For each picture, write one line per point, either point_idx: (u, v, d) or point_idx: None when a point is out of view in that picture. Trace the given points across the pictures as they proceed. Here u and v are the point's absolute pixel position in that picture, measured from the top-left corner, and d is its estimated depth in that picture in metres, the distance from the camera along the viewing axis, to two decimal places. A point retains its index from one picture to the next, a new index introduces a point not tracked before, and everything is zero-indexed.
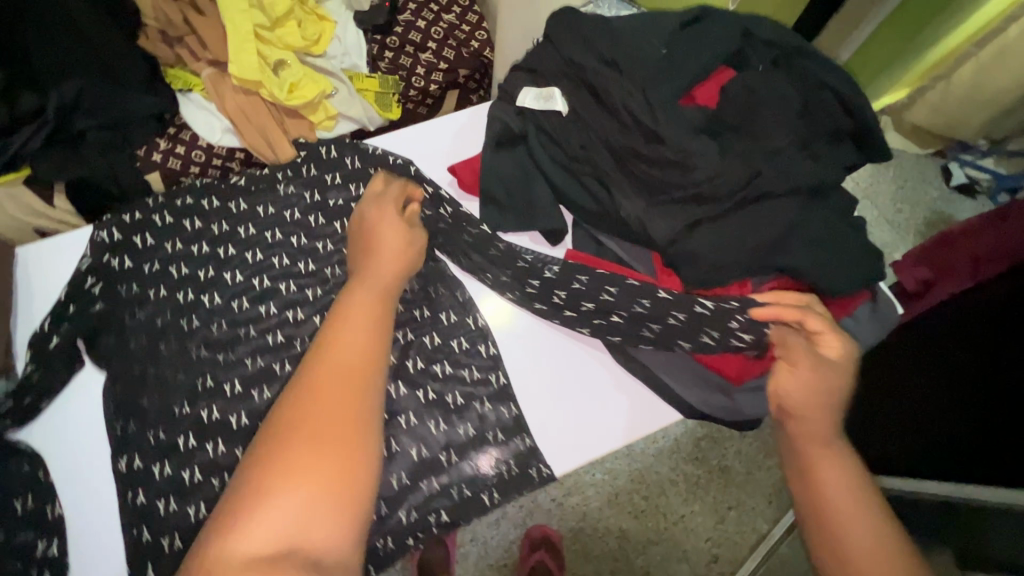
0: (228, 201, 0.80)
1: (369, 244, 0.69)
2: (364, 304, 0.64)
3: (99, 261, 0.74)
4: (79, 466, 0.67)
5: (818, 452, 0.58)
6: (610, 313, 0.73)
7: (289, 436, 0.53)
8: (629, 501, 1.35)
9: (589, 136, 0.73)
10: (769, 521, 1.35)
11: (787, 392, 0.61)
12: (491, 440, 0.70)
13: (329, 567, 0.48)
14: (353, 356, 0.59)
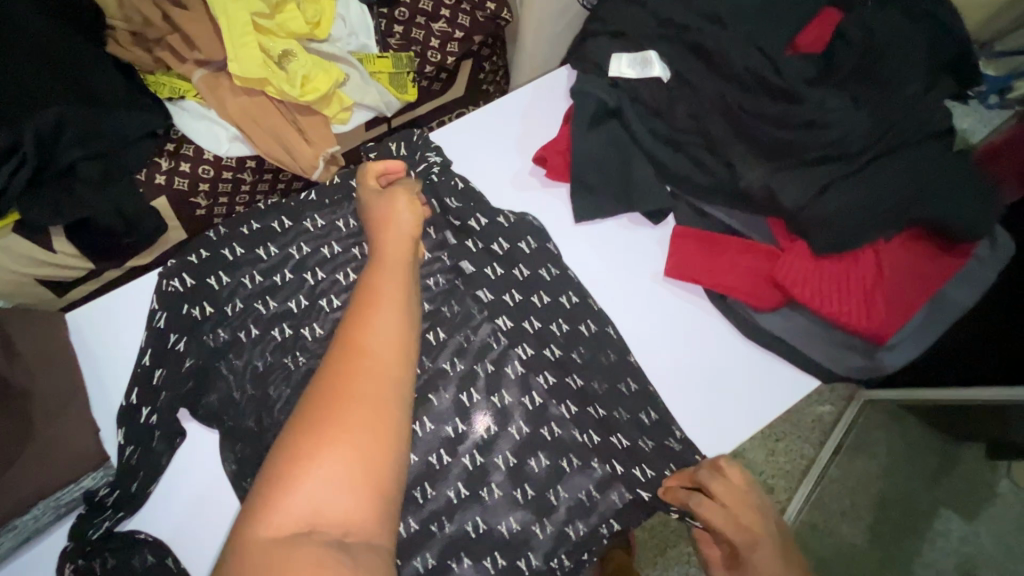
0: (300, 219, 0.72)
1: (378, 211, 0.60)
2: (389, 263, 0.55)
3: (178, 313, 0.66)
4: (207, 539, 0.61)
5: None
6: (725, 295, 0.72)
7: (323, 407, 0.45)
8: None
9: (698, 103, 0.68)
10: (816, 446, 1.18)
11: None
12: (644, 448, 0.65)
13: (358, 551, 0.41)
14: (386, 319, 0.49)
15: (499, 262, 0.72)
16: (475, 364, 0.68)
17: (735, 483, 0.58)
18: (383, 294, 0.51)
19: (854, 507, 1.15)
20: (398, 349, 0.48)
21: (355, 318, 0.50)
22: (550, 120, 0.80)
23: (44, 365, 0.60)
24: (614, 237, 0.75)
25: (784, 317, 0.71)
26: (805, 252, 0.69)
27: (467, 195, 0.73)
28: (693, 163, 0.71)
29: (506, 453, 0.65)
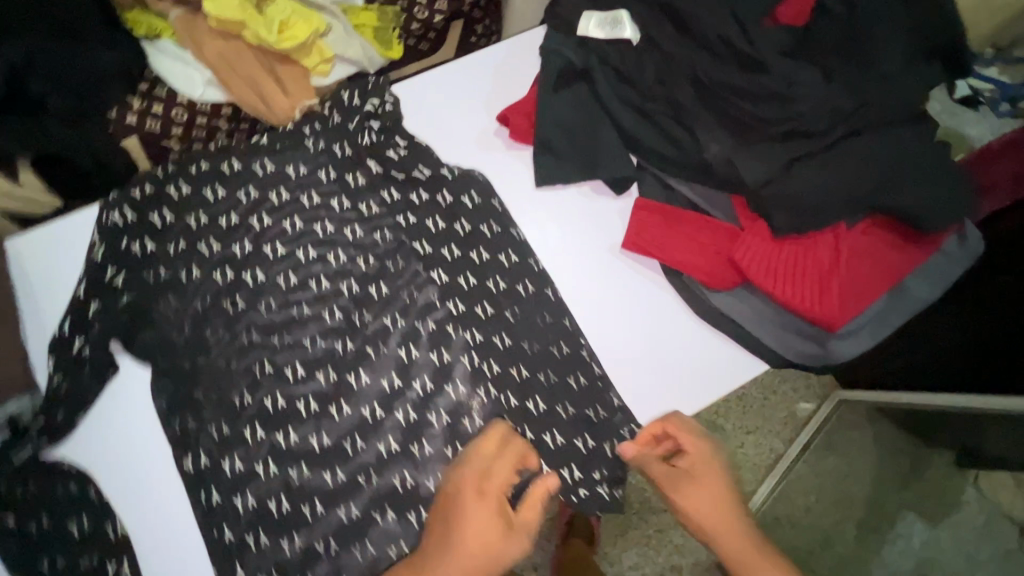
0: (250, 163, 0.70)
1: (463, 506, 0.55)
2: None
3: (116, 247, 0.64)
4: (130, 474, 0.60)
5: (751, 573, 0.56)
6: (680, 272, 0.71)
7: None
8: None
9: (668, 69, 0.65)
10: (787, 441, 1.15)
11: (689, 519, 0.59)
12: (560, 415, 0.66)
13: None
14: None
15: (440, 215, 0.70)
16: (417, 321, 0.67)
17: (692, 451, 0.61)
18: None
19: (817, 504, 1.13)
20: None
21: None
22: (519, 81, 0.77)
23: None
24: (575, 204, 0.73)
25: (739, 298, 0.70)
26: (762, 233, 0.67)
27: (415, 148, 0.71)
28: (658, 132, 0.68)
29: (440, 411, 0.65)
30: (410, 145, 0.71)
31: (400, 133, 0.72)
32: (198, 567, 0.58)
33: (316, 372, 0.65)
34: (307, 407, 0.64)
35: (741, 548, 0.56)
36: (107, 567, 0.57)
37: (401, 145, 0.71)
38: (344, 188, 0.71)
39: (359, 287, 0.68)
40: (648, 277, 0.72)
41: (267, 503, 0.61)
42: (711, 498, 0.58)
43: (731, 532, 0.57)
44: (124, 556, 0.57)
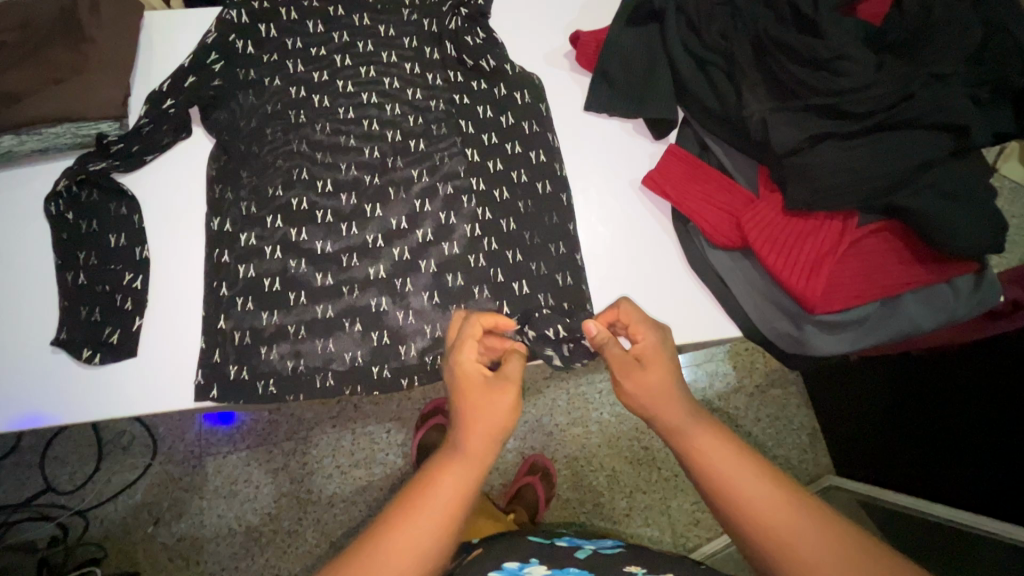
0: (351, 12, 0.80)
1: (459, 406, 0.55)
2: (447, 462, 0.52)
3: (224, 39, 0.75)
4: (169, 217, 0.70)
5: (691, 438, 0.54)
6: (687, 220, 0.74)
7: None
8: (628, 446, 1.28)
9: (733, 25, 0.70)
10: None
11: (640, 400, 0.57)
12: (536, 303, 0.71)
13: None
14: (428, 527, 0.49)
15: (492, 105, 0.77)
16: (439, 182, 0.74)
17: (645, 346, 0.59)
18: (446, 480, 0.51)
19: None
20: (440, 542, 0.49)
21: (422, 485, 0.52)
22: (603, 19, 0.83)
23: (112, 35, 0.72)
24: (614, 134, 0.79)
25: (733, 260, 0.72)
26: (774, 204, 0.70)
27: (490, 40, 0.78)
28: (707, 84, 0.72)
29: (432, 260, 0.71)
30: (489, 42, 0.78)
31: (480, 26, 0.79)
32: (194, 308, 0.68)
33: (342, 192, 0.73)
34: (324, 217, 0.72)
35: (680, 413, 0.55)
36: (126, 277, 0.67)
37: (475, 42, 0.78)
38: (420, 56, 0.79)
39: (401, 139, 0.76)
40: (658, 218, 0.76)
41: (263, 278, 0.69)
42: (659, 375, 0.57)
43: (669, 400, 0.55)
44: (141, 274, 0.68)
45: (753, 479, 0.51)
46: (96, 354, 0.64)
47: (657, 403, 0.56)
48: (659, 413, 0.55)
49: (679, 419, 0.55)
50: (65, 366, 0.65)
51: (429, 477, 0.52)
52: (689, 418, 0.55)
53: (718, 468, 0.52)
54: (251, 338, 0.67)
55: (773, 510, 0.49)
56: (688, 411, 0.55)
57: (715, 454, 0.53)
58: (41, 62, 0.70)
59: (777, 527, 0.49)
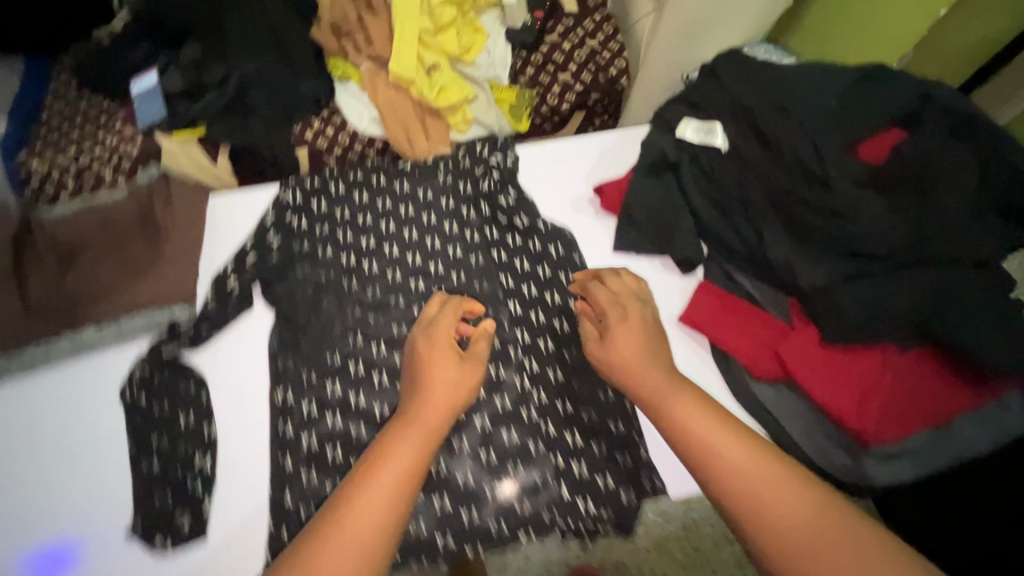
0: (392, 180, 0.89)
1: (425, 377, 0.67)
2: (417, 423, 0.63)
3: (281, 219, 0.83)
4: (234, 392, 0.74)
5: (713, 441, 0.59)
6: (727, 354, 0.76)
7: (334, 529, 0.55)
8: (679, 550, 1.23)
9: (746, 173, 0.75)
10: None
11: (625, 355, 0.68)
12: (592, 451, 0.72)
13: None
14: (404, 467, 0.59)
15: (528, 256, 0.83)
16: (486, 336, 0.78)
17: (630, 290, 0.75)
18: (417, 434, 0.62)
19: None
20: (410, 482, 0.59)
21: (396, 434, 0.62)
22: (619, 166, 0.91)
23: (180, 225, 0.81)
24: (644, 272, 0.83)
25: (780, 392, 0.73)
26: (809, 336, 0.73)
27: (522, 200, 0.86)
28: (730, 226, 0.77)
29: (485, 415, 0.74)
30: (521, 202, 0.86)
31: (511, 189, 0.87)
32: (261, 483, 0.70)
33: (395, 352, 0.77)
34: (379, 378, 0.76)
35: (689, 407, 0.62)
36: (196, 457, 0.70)
37: (507, 202, 0.86)
38: (457, 215, 0.86)
39: (447, 296, 0.81)
40: (699, 351, 0.78)
41: (325, 446, 0.71)
42: (629, 326, 0.70)
43: (663, 385, 0.65)
44: (209, 452, 0.70)
45: (779, 494, 0.55)
46: (169, 540, 0.66)
47: (631, 366, 0.67)
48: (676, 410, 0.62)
49: (658, 390, 0.65)
50: (137, 559, 0.66)
51: (396, 436, 0.62)
52: (714, 437, 0.59)
53: (755, 484, 0.55)
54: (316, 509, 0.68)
55: (805, 523, 0.53)
56: (709, 414, 0.62)
57: (706, 429, 0.60)
58: (120, 259, 0.77)
59: (807, 556, 0.51)
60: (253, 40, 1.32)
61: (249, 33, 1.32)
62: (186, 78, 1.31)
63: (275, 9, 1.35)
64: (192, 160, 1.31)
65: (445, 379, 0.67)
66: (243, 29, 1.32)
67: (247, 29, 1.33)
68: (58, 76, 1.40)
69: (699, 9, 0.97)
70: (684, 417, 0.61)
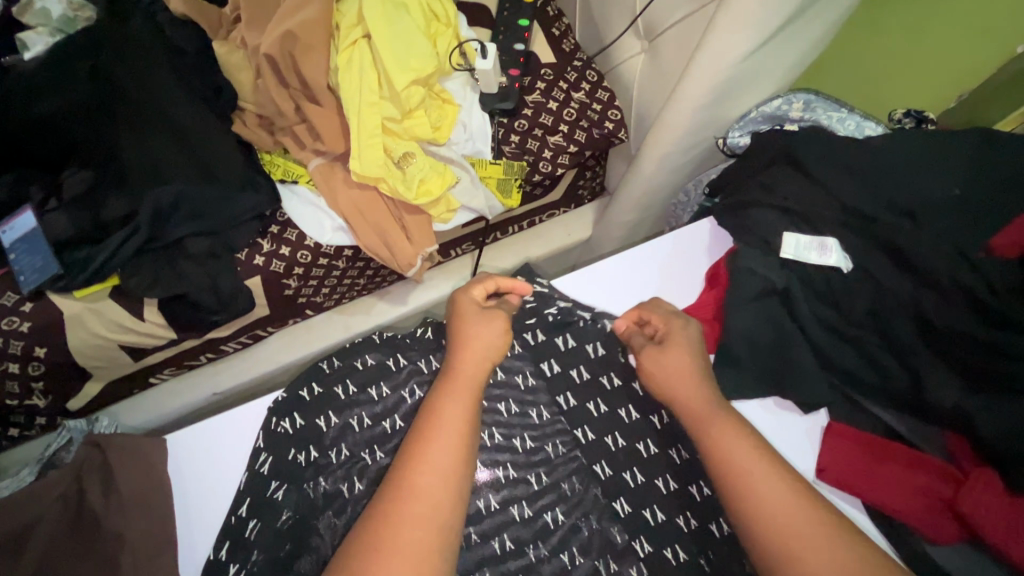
0: (415, 358, 0.68)
1: (458, 332, 0.63)
2: (456, 389, 0.59)
3: (284, 459, 0.61)
4: None
5: (717, 424, 0.57)
6: (890, 517, 0.62)
7: (379, 542, 0.49)
8: None
9: (880, 298, 0.62)
10: None
11: (660, 371, 0.62)
12: None
13: None
14: (455, 430, 0.55)
15: (622, 431, 0.67)
16: (595, 557, 0.61)
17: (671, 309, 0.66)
18: (460, 394, 0.58)
19: None
20: (461, 458, 0.54)
21: (434, 403, 0.58)
22: (690, 279, 0.74)
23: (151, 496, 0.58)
24: (758, 420, 0.67)
25: (972, 559, 0.59)
26: (993, 486, 0.57)
27: (607, 360, 0.70)
28: (863, 358, 0.63)
29: None
30: (605, 358, 0.70)
31: (589, 340, 0.71)
32: None
33: None
34: None
35: (697, 399, 0.59)
36: None
37: (597, 353, 0.71)
38: (514, 390, 0.69)
39: (531, 511, 0.63)
40: (855, 515, 0.64)
41: None
42: (686, 358, 0.62)
43: (698, 394, 0.60)
44: None
45: (771, 474, 0.53)
46: None
47: (669, 382, 0.61)
48: (681, 397, 0.60)
49: (693, 395, 0.60)
50: None
51: (436, 403, 0.58)
52: (706, 411, 0.58)
53: (743, 467, 0.54)
54: None
55: (794, 517, 0.51)
56: (710, 402, 0.59)
57: (731, 441, 0.56)
58: None
59: (800, 546, 0.49)
60: (155, 152, 1.01)
61: (150, 141, 1.01)
62: (74, 218, 0.98)
63: (179, 105, 1.04)
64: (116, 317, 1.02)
65: (479, 340, 0.62)
66: (142, 137, 1.01)
67: (146, 138, 1.01)
68: None
69: (737, 68, 0.79)
70: (695, 413, 0.59)
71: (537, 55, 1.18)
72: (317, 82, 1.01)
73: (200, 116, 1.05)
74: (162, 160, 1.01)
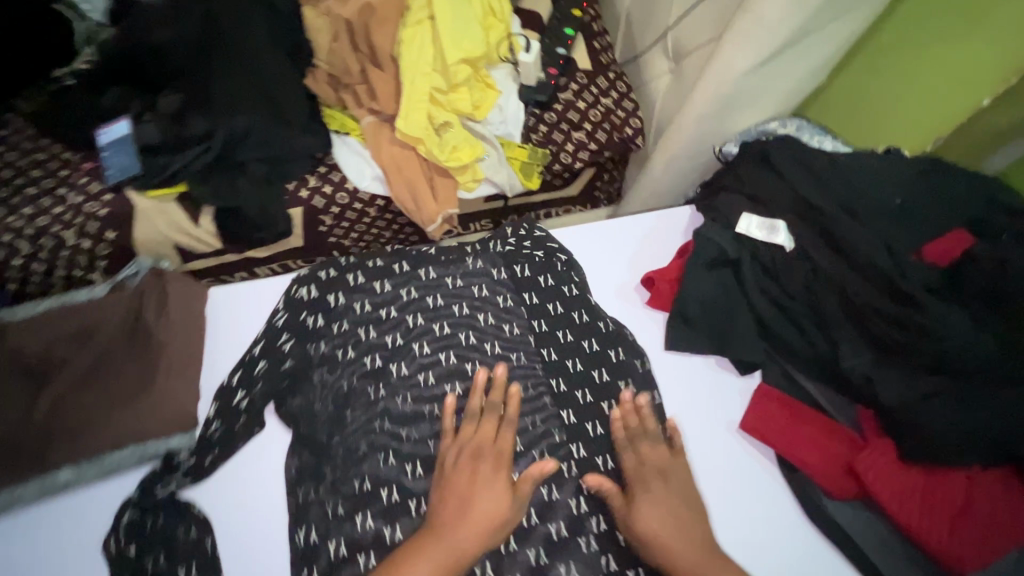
0: (417, 266, 0.81)
1: (488, 459, 0.66)
2: (463, 517, 0.62)
3: (295, 318, 0.74)
4: (245, 535, 0.63)
5: (708, 561, 0.62)
6: (797, 467, 0.71)
7: None
8: None
9: (815, 275, 0.73)
10: None
11: (650, 509, 0.65)
12: None
13: None
14: (445, 551, 0.59)
15: (581, 358, 0.76)
16: (533, 449, 0.71)
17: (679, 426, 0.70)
18: (467, 526, 0.61)
19: None
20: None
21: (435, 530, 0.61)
22: (663, 250, 0.86)
23: (185, 326, 0.70)
24: (698, 369, 0.78)
25: (858, 510, 0.69)
26: (888, 452, 0.67)
27: (578, 299, 0.80)
28: (794, 329, 0.73)
29: (540, 549, 0.65)
30: (580, 297, 0.80)
31: (566, 282, 0.81)
32: None
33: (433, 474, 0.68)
34: (417, 508, 0.66)
35: (695, 544, 0.63)
36: None
37: (571, 292, 0.80)
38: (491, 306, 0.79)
39: None
40: (771, 468, 0.72)
41: None
42: (684, 502, 0.66)
43: (690, 537, 0.63)
44: None
45: None
46: None
47: (664, 536, 0.63)
48: (676, 537, 0.63)
49: (691, 540, 0.63)
50: None
51: (442, 525, 0.61)
52: (701, 556, 0.62)
53: None
54: None
55: None
56: (703, 541, 0.63)
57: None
58: (104, 377, 0.66)
59: None
60: (235, 88, 1.19)
61: (232, 76, 1.19)
62: (163, 130, 1.17)
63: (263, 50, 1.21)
64: (169, 217, 1.17)
65: (503, 489, 0.64)
66: (227, 72, 1.19)
67: (230, 74, 1.19)
68: (9, 123, 1.24)
69: (739, 83, 0.91)
70: (694, 554, 0.63)
71: (576, 60, 1.33)
72: (383, 50, 1.19)
73: (280, 65, 1.23)
74: (237, 95, 1.18)
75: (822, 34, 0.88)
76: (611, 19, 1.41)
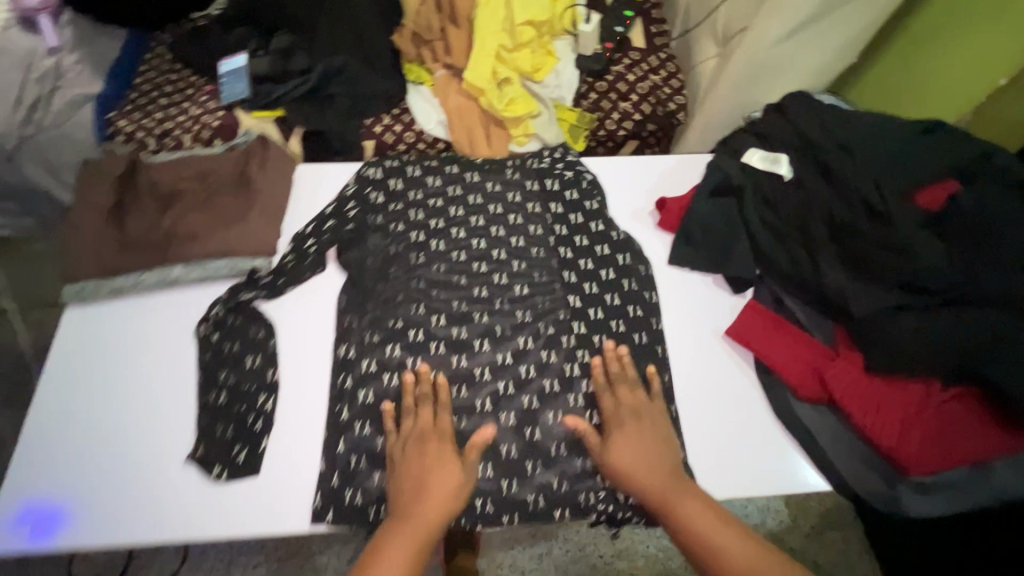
0: (464, 171, 0.95)
1: (428, 432, 0.71)
2: (424, 483, 0.67)
3: (360, 192, 0.90)
4: (300, 342, 0.79)
5: (675, 495, 0.68)
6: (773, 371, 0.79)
7: None
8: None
9: (808, 206, 0.82)
10: None
11: (621, 457, 0.71)
12: None
13: None
14: (422, 510, 0.66)
15: (592, 258, 0.87)
16: (539, 322, 0.82)
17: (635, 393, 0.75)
18: (430, 487, 0.67)
19: None
20: (428, 533, 0.65)
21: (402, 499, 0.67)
22: (679, 186, 0.96)
23: (274, 185, 0.88)
24: (697, 283, 0.86)
25: (823, 412, 0.76)
26: (854, 363, 0.75)
27: (597, 213, 0.90)
28: (784, 251, 0.82)
29: (533, 396, 0.77)
30: (597, 211, 0.91)
31: (588, 198, 0.92)
32: (317, 431, 0.73)
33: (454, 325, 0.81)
34: (437, 348, 0.79)
35: (660, 479, 0.69)
36: (259, 397, 0.74)
37: (590, 207, 0.91)
38: (520, 208, 0.91)
39: (507, 280, 0.85)
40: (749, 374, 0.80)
41: (380, 403, 0.75)
42: (643, 454, 0.71)
43: (655, 472, 0.69)
44: (272, 394, 0.74)
45: (720, 530, 0.66)
46: (225, 471, 0.69)
47: (631, 471, 0.70)
48: (644, 480, 0.69)
49: (657, 482, 0.69)
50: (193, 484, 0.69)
51: (408, 500, 0.67)
52: (666, 495, 0.68)
53: (705, 530, 0.66)
54: (368, 461, 0.72)
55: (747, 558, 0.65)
56: (670, 474, 0.70)
57: (692, 508, 0.67)
58: (213, 210, 0.84)
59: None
60: (336, 37, 1.42)
61: (334, 26, 1.41)
62: (272, 63, 1.39)
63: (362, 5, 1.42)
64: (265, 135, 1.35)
65: (448, 455, 0.70)
66: (331, 21, 1.42)
67: (333, 24, 1.42)
68: (150, 49, 1.50)
69: (768, 52, 1.03)
70: (661, 492, 0.68)
71: (631, 40, 1.47)
72: (461, 12, 1.37)
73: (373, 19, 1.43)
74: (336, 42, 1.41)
75: (849, 13, 0.98)
76: (669, 8, 1.54)
